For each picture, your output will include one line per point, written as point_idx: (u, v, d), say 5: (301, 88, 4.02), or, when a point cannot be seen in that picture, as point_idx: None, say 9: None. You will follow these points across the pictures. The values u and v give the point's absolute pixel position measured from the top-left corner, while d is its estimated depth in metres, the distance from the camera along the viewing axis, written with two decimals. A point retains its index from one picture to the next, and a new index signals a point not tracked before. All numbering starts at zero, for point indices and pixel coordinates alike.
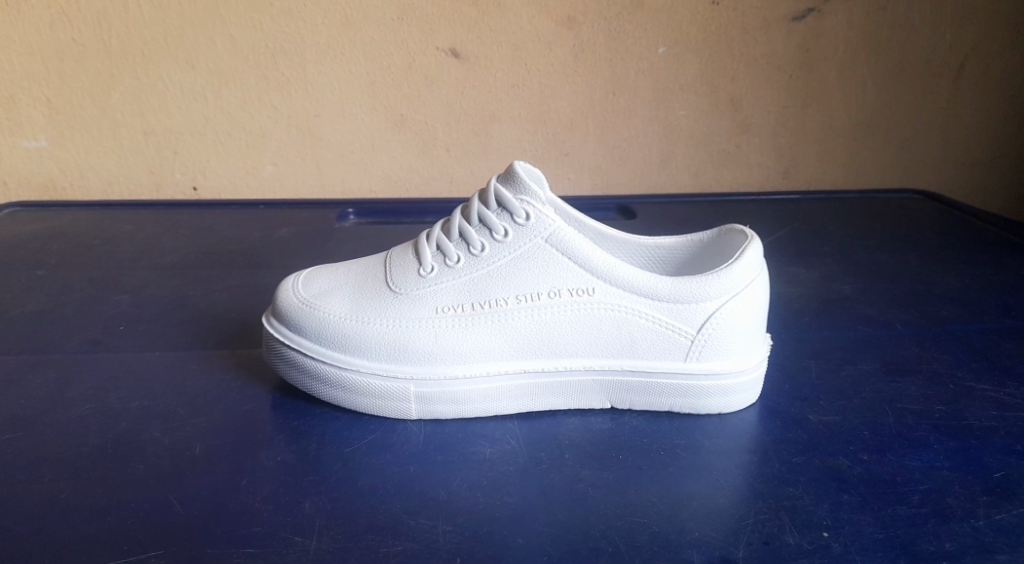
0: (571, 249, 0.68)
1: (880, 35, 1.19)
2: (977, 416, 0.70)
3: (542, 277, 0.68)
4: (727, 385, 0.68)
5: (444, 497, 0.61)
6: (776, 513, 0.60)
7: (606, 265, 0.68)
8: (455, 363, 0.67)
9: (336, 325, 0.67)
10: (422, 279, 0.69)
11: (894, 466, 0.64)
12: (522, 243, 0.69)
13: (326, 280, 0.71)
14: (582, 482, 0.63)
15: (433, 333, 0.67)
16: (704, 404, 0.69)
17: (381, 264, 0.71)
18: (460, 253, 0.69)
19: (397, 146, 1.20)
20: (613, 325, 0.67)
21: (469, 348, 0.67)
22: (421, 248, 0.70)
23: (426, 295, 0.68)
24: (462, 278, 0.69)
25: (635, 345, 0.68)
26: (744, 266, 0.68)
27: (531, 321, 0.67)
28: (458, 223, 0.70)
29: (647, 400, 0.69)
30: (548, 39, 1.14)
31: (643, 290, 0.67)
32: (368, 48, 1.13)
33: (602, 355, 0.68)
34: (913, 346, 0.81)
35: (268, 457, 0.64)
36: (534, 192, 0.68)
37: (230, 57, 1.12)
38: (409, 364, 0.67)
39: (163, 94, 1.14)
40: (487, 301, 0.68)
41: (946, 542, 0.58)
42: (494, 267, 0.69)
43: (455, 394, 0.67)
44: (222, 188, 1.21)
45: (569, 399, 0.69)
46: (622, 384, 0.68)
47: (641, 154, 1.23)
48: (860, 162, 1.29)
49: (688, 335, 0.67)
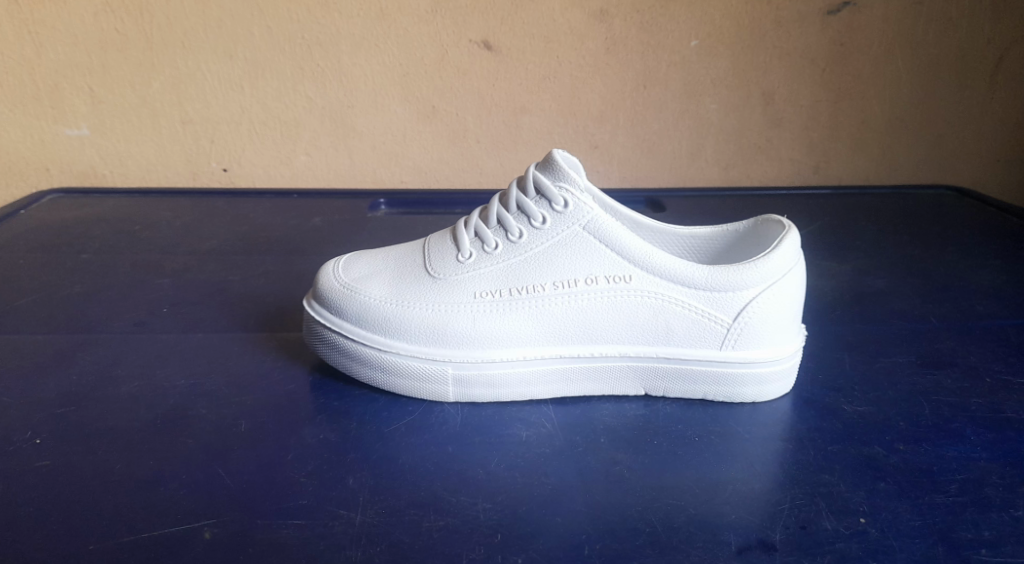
0: (608, 236, 0.69)
1: (916, 28, 1.19)
2: (1015, 408, 0.69)
3: (579, 263, 0.69)
4: (763, 374, 0.68)
5: (482, 477, 0.62)
6: (812, 499, 0.61)
7: (643, 253, 0.68)
8: (492, 347, 0.68)
9: (376, 308, 0.68)
10: (461, 265, 0.69)
11: (931, 456, 0.64)
12: (560, 230, 0.69)
13: (364, 266, 0.72)
14: (618, 465, 0.63)
15: (472, 317, 0.68)
16: (739, 392, 0.69)
17: (420, 250, 0.72)
18: (498, 239, 0.70)
19: (429, 137, 1.21)
20: (648, 315, 0.68)
21: (505, 333, 0.68)
22: (459, 235, 0.71)
23: (464, 281, 0.69)
24: (500, 264, 0.69)
25: (671, 336, 0.68)
26: (781, 255, 0.68)
27: (567, 307, 0.68)
28: (496, 210, 0.71)
29: (682, 388, 0.69)
30: (580, 32, 1.15)
31: (679, 278, 0.68)
32: (402, 40, 1.14)
33: (638, 342, 0.68)
34: (948, 339, 0.80)
35: (311, 435, 0.65)
36: (572, 179, 0.69)
37: (267, 49, 1.14)
38: (446, 349, 0.68)
39: (200, 83, 1.16)
40: (525, 287, 0.69)
41: (984, 530, 0.58)
42: (533, 254, 0.69)
43: (491, 377, 0.68)
44: (256, 177, 1.22)
45: (603, 386, 0.69)
46: (657, 371, 0.69)
47: (671, 148, 1.24)
48: (893, 157, 1.29)
49: (724, 323, 0.68)
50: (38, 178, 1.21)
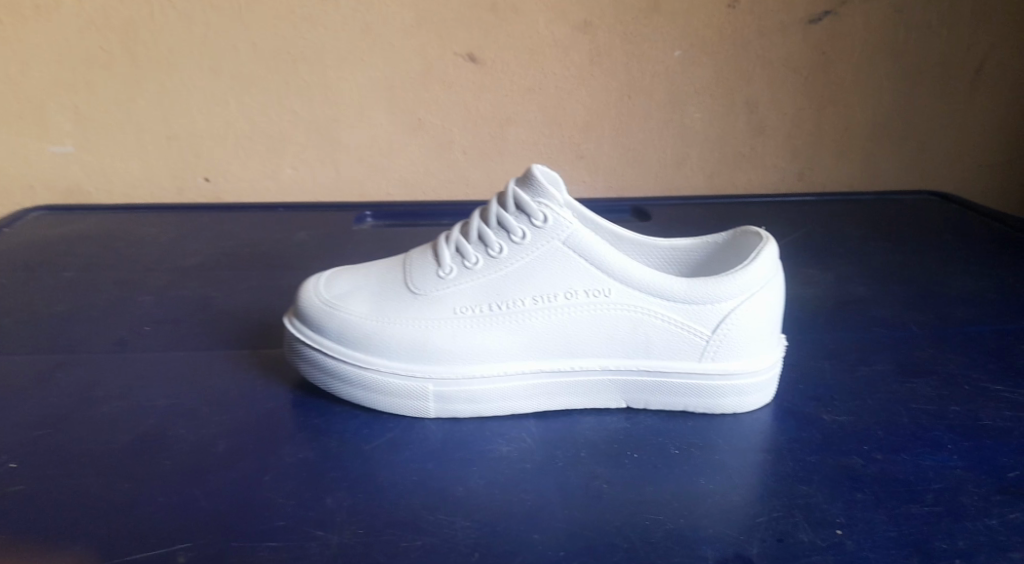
0: (588, 250, 0.69)
1: (895, 36, 1.20)
2: (990, 415, 0.70)
3: (559, 278, 0.69)
4: (742, 386, 0.69)
5: (462, 494, 0.62)
6: (789, 511, 0.61)
7: (624, 267, 0.68)
8: (473, 363, 0.68)
9: (357, 325, 0.68)
10: (441, 280, 0.70)
11: (908, 465, 0.65)
12: (541, 244, 0.69)
13: (344, 283, 0.72)
14: (597, 480, 0.63)
15: (453, 333, 0.68)
16: (718, 403, 0.69)
17: (400, 265, 0.72)
18: (478, 254, 0.70)
19: (415, 149, 1.21)
20: (628, 329, 0.68)
21: (486, 349, 0.68)
22: (440, 250, 0.71)
23: (445, 297, 0.69)
24: (481, 279, 0.70)
25: (652, 350, 0.68)
26: (758, 266, 0.69)
27: (548, 322, 0.68)
28: (476, 225, 0.71)
29: (663, 400, 0.70)
30: (565, 43, 1.16)
31: (658, 290, 0.68)
32: (387, 53, 1.15)
33: (619, 355, 0.69)
34: (928, 347, 0.81)
35: (290, 454, 0.65)
36: (552, 194, 0.69)
37: (252, 62, 1.14)
38: (427, 365, 0.68)
39: (185, 97, 1.16)
40: (506, 302, 0.69)
41: (959, 541, 0.59)
42: (514, 268, 0.70)
43: (473, 393, 0.68)
44: (240, 192, 1.22)
45: (585, 400, 0.70)
46: (638, 384, 0.69)
47: (657, 157, 1.24)
48: (876, 164, 1.30)
49: (704, 336, 0.68)
50: (22, 195, 1.21)
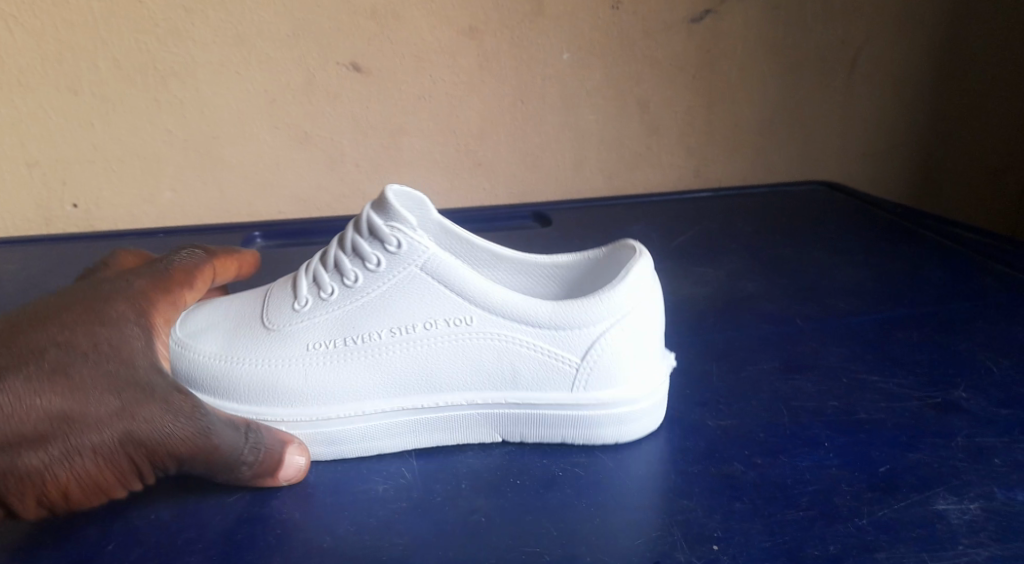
0: (445, 277, 0.67)
1: (775, 32, 1.22)
2: (866, 408, 0.71)
3: (417, 307, 0.67)
4: (620, 415, 0.67)
5: (329, 544, 0.60)
6: (668, 529, 0.60)
7: (483, 294, 0.67)
8: (329, 402, 0.66)
9: (206, 366, 0.66)
10: (296, 313, 0.68)
11: (786, 468, 0.65)
12: (396, 272, 0.67)
13: (208, 324, 0.69)
14: (476, 513, 0.62)
15: (306, 371, 0.66)
16: (598, 435, 0.68)
17: (261, 298, 0.70)
18: (334, 284, 0.68)
19: (305, 164, 1.17)
20: (494, 355, 0.67)
21: (342, 386, 0.66)
22: (297, 281, 0.69)
23: (298, 332, 0.67)
24: (336, 310, 0.68)
25: (520, 377, 0.67)
26: (629, 288, 0.67)
27: (406, 354, 0.67)
28: (334, 253, 0.69)
29: (540, 433, 0.68)
30: (450, 48, 1.14)
31: (521, 317, 0.67)
32: (265, 66, 1.11)
33: (485, 386, 0.67)
34: (813, 340, 0.82)
35: (140, 516, 0.63)
36: (405, 219, 0.67)
37: (116, 81, 1.09)
38: (286, 406, 0.66)
39: (46, 122, 1.10)
40: (361, 335, 0.67)
41: (830, 545, 0.59)
42: (370, 298, 0.68)
43: (329, 433, 0.66)
44: (118, 218, 1.17)
45: (457, 434, 0.68)
46: (510, 417, 0.67)
47: (553, 160, 1.24)
48: (765, 158, 1.32)
49: (572, 362, 0.67)
50: None
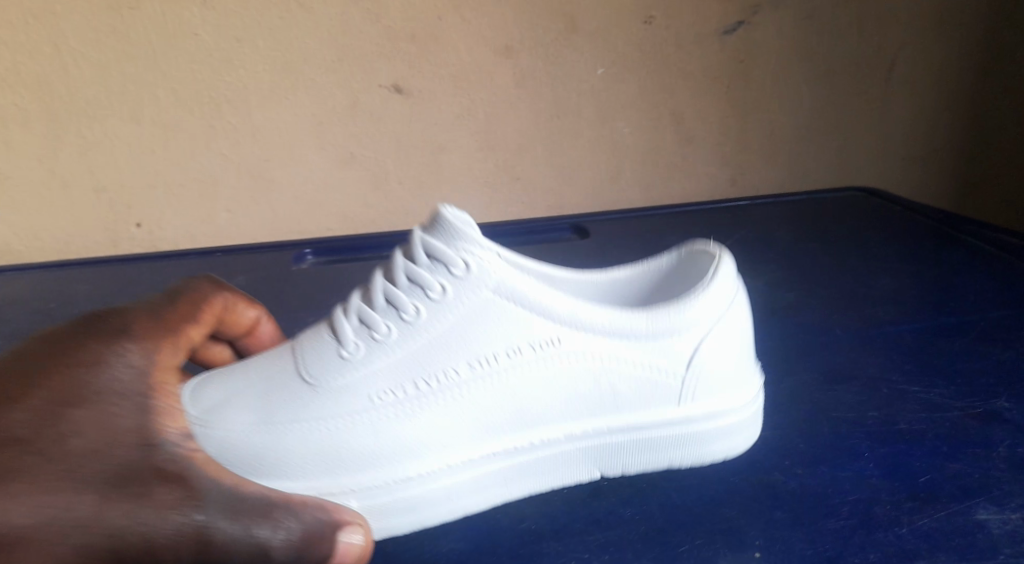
0: (520, 299, 0.66)
1: (809, 42, 1.23)
2: (906, 418, 0.73)
3: (493, 336, 0.66)
4: (730, 429, 0.68)
5: (390, 548, 0.65)
6: (711, 537, 0.63)
7: (569, 316, 0.66)
8: (415, 452, 0.65)
9: (257, 437, 0.63)
10: (349, 361, 0.66)
11: (827, 477, 0.67)
12: (467, 298, 0.66)
13: (251, 378, 0.66)
14: (524, 521, 0.66)
15: (384, 420, 0.65)
16: (709, 454, 0.68)
17: (291, 351, 0.67)
18: (392, 321, 0.66)
19: (351, 183, 1.22)
20: (589, 377, 0.67)
21: (428, 429, 0.65)
22: (341, 326, 0.67)
23: (362, 379, 0.66)
24: (400, 349, 0.66)
25: (624, 396, 0.68)
26: (720, 289, 0.68)
27: (493, 387, 0.66)
28: (382, 289, 0.67)
29: (645, 461, 0.68)
30: (488, 69, 1.17)
31: (618, 332, 0.67)
32: (311, 91, 1.15)
33: (578, 413, 0.68)
34: (851, 349, 0.84)
35: None
36: (467, 239, 0.66)
37: (172, 110, 1.14)
38: (367, 465, 0.65)
39: (109, 149, 1.16)
40: (437, 373, 0.66)
41: (870, 553, 0.61)
42: (438, 331, 0.66)
43: (426, 487, 0.65)
44: (177, 239, 1.23)
45: (552, 468, 0.68)
46: (608, 441, 0.68)
47: (591, 172, 1.27)
48: (802, 166, 1.33)
49: (677, 382, 0.68)
50: None
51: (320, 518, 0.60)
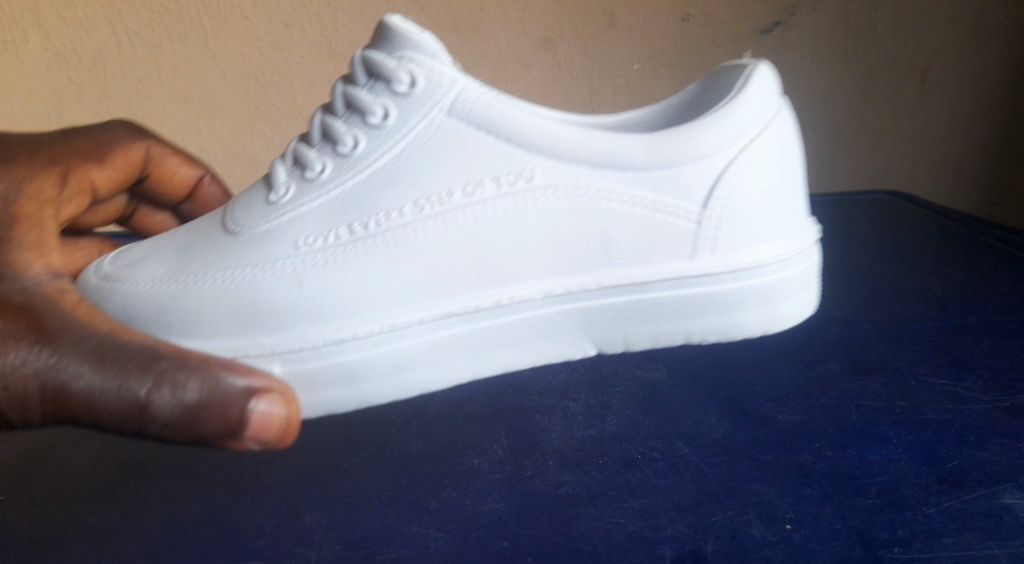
0: (471, 118, 0.68)
1: (846, 43, 1.24)
2: (934, 409, 0.74)
3: (450, 166, 0.68)
4: (759, 288, 0.70)
5: (434, 506, 0.66)
6: (743, 508, 0.65)
7: (533, 131, 0.68)
8: (367, 306, 0.68)
9: (206, 285, 0.68)
10: (279, 204, 0.69)
11: (856, 460, 0.69)
12: (414, 120, 0.68)
13: (205, 236, 0.70)
14: (563, 487, 0.67)
15: (324, 267, 0.68)
16: (741, 318, 0.71)
17: (226, 207, 0.72)
18: (328, 159, 0.70)
19: None
20: (577, 214, 0.68)
21: (380, 284, 0.68)
22: (276, 170, 0.71)
23: (298, 220, 0.69)
24: (342, 187, 0.69)
25: (603, 226, 0.69)
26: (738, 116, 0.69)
27: (450, 227, 0.68)
28: (319, 129, 0.71)
29: (669, 322, 0.70)
30: (527, 59, 1.19)
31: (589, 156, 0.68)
32: None
33: (559, 254, 0.69)
34: (879, 344, 0.85)
35: (269, 476, 0.70)
36: (409, 57, 0.68)
37: (220, 89, 1.17)
38: (310, 316, 0.67)
39: (157, 125, 1.19)
40: (375, 216, 0.68)
41: (898, 529, 0.62)
42: (380, 160, 0.69)
43: (380, 341, 0.68)
44: None
45: (536, 335, 0.70)
46: (595, 277, 0.70)
47: None
48: (833, 167, 1.35)
49: (695, 216, 0.69)
50: None
51: (240, 386, 0.61)
